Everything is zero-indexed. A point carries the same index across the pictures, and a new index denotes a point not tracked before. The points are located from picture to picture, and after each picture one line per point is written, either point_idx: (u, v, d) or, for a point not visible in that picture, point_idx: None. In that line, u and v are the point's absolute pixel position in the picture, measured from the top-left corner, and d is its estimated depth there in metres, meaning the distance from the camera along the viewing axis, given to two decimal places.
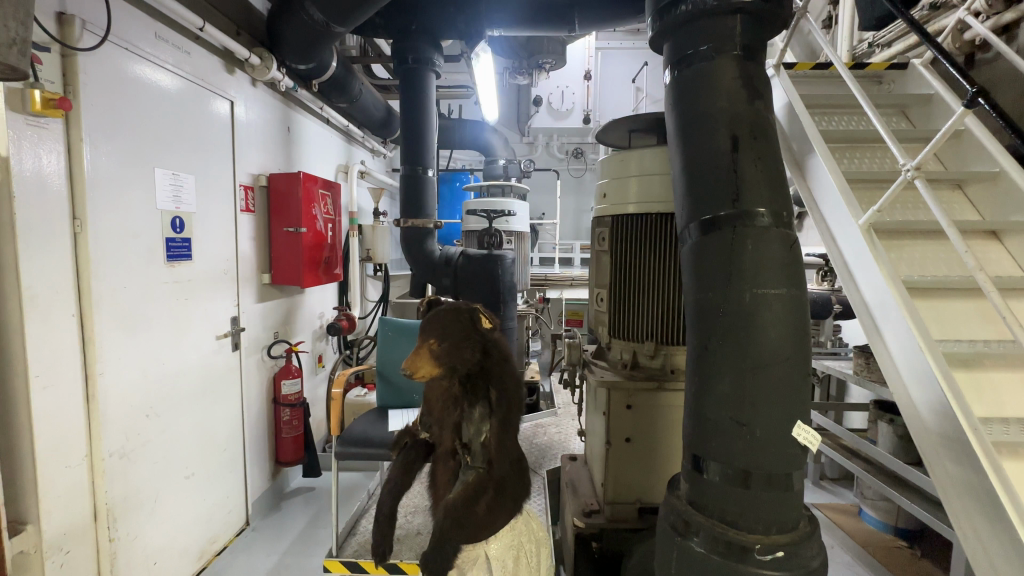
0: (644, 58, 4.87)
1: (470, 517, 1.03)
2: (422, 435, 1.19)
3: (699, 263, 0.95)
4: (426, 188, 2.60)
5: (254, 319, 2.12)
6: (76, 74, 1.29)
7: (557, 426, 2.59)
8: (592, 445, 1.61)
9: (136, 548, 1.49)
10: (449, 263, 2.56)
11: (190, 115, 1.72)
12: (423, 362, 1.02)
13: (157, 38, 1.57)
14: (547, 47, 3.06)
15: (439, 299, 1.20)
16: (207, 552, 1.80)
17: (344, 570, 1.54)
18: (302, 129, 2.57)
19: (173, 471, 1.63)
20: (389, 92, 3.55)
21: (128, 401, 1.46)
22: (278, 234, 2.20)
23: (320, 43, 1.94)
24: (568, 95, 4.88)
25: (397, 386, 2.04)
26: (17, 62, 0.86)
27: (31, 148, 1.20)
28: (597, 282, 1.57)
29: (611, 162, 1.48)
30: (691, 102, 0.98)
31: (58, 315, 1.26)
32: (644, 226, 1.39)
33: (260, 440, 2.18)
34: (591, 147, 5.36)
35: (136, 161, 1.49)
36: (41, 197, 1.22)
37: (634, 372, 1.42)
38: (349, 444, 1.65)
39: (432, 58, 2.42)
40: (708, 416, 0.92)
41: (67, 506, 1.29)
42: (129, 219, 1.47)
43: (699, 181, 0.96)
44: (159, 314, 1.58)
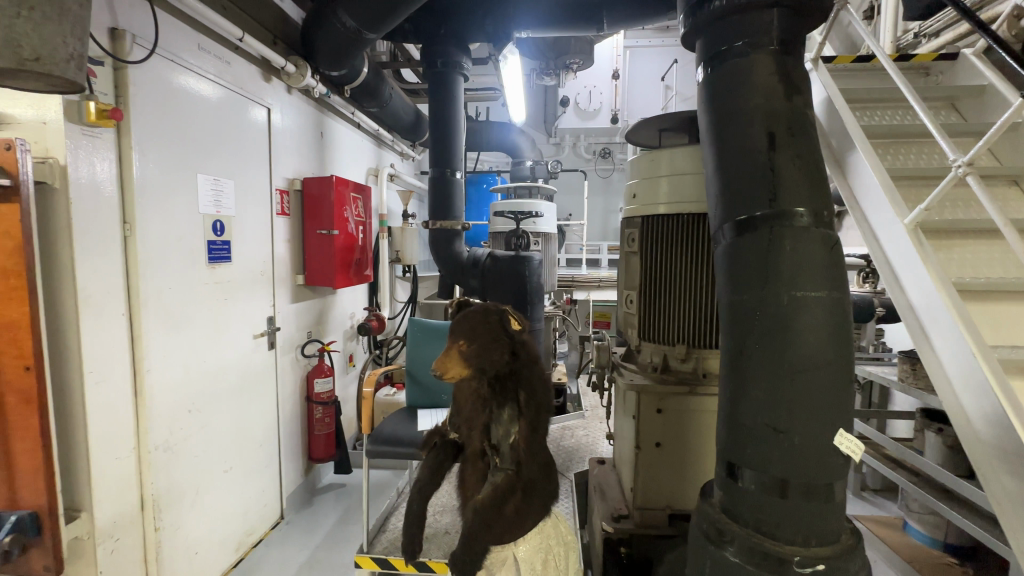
0: (674, 56, 4.79)
1: (499, 518, 1.03)
2: (452, 436, 1.20)
3: (734, 265, 0.92)
4: (454, 190, 2.62)
5: (289, 320, 2.19)
6: (127, 85, 1.36)
7: (585, 429, 2.57)
8: (621, 448, 1.58)
9: (179, 538, 1.56)
10: (476, 264, 2.57)
11: (230, 123, 1.78)
12: (453, 362, 1.03)
13: (200, 49, 1.64)
14: (574, 47, 3.04)
15: (469, 300, 1.21)
16: (244, 544, 1.87)
17: (374, 566, 1.56)
18: (334, 133, 2.63)
19: (213, 465, 1.70)
20: (418, 96, 3.60)
21: (172, 396, 1.53)
22: (311, 236, 2.26)
23: (352, 49, 1.98)
24: (596, 95, 4.85)
25: (426, 386, 2.07)
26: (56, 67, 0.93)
27: (88, 157, 1.26)
28: (627, 284, 1.53)
29: (640, 162, 1.46)
30: (725, 99, 0.96)
31: (109, 313, 1.33)
32: (676, 227, 1.37)
33: (294, 437, 2.24)
34: (620, 147, 5.31)
35: (180, 167, 1.56)
36: (96, 201, 1.29)
37: (665, 376, 1.39)
38: (379, 443, 1.68)
39: (460, 62, 2.44)
40: (743, 422, 0.89)
41: (117, 496, 1.36)
42: (174, 223, 1.54)
43: (734, 180, 0.93)
44: (200, 314, 1.65)
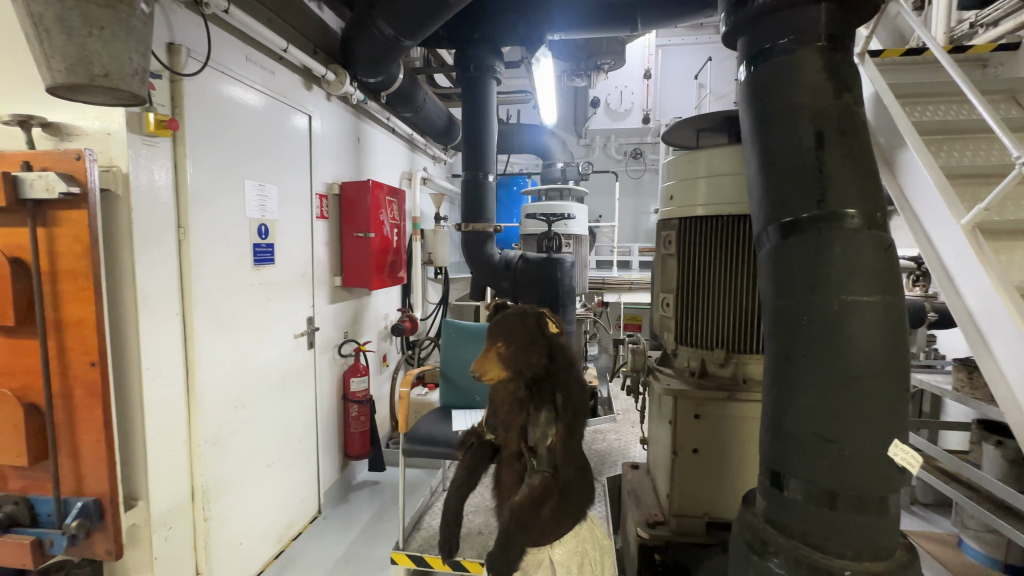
0: (708, 53, 4.69)
1: (536, 520, 1.03)
2: (488, 436, 1.21)
3: (779, 269, 0.90)
4: (486, 193, 2.64)
5: (327, 320, 2.26)
6: (182, 97, 1.43)
7: (616, 433, 2.55)
8: (656, 454, 1.56)
9: (226, 528, 1.63)
10: (508, 266, 2.58)
11: (274, 130, 1.86)
12: (491, 364, 1.05)
13: (248, 60, 1.71)
14: (606, 47, 3.02)
15: (505, 302, 1.22)
16: (284, 536, 1.93)
17: (410, 563, 1.59)
18: (370, 138, 2.70)
19: (256, 459, 1.77)
20: (450, 100, 3.65)
21: (221, 392, 1.60)
22: (348, 239, 2.33)
23: (390, 56, 2.02)
24: (627, 95, 4.81)
25: (460, 387, 2.09)
26: (119, 82, 1.01)
27: (147, 165, 1.33)
28: (663, 287, 1.51)
29: (678, 163, 1.43)
30: (769, 97, 0.93)
31: (165, 312, 1.40)
32: (715, 228, 1.34)
33: (331, 434, 2.31)
34: (651, 147, 5.23)
35: (229, 173, 1.63)
36: (154, 207, 1.36)
37: (703, 381, 1.36)
38: (413, 442, 1.71)
39: (493, 65, 2.46)
40: (789, 429, 0.87)
41: (170, 486, 1.43)
42: (223, 227, 1.61)
43: (779, 182, 0.91)
44: (246, 314, 1.72)
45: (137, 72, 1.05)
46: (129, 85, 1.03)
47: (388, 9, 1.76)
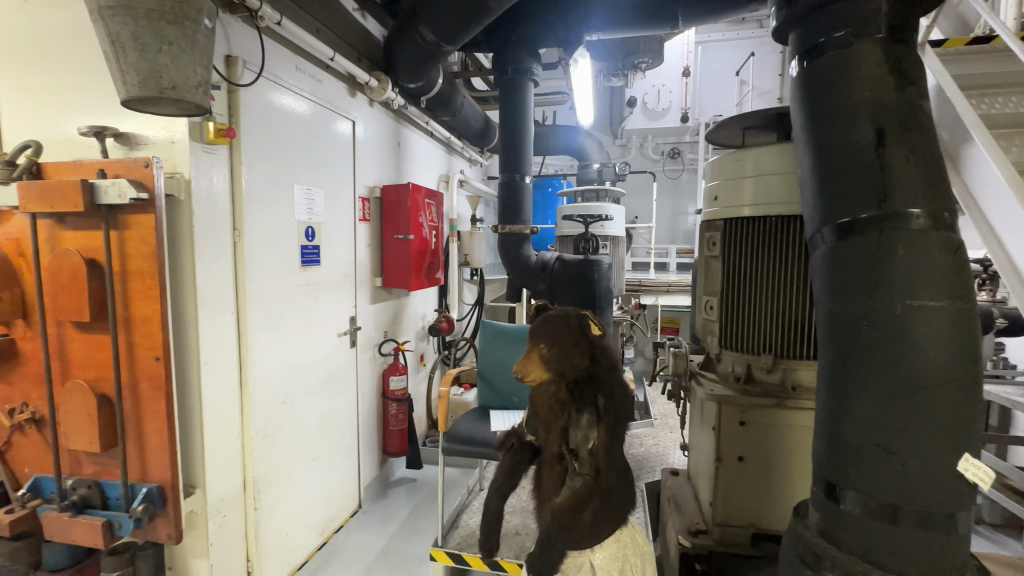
0: (750, 49, 4.56)
1: (577, 523, 1.03)
2: (528, 437, 1.21)
3: (835, 272, 0.86)
4: (522, 194, 2.65)
5: (368, 320, 2.32)
6: (238, 106, 1.51)
7: (654, 438, 2.51)
8: (698, 461, 1.52)
9: (274, 518, 1.70)
10: (545, 268, 2.57)
11: (320, 136, 1.92)
12: (533, 365, 1.05)
13: (297, 70, 1.78)
14: (644, 46, 2.97)
15: (546, 305, 1.22)
16: (327, 529, 2.00)
17: (449, 561, 1.60)
18: (409, 142, 2.76)
19: (302, 453, 1.84)
20: (486, 104, 3.69)
21: (271, 387, 1.67)
22: (389, 241, 2.39)
23: (430, 62, 2.06)
24: (665, 94, 4.72)
25: (497, 387, 2.11)
26: (183, 93, 1.07)
27: (207, 171, 1.41)
28: (706, 290, 1.47)
29: (722, 163, 1.39)
30: (825, 93, 0.89)
31: (221, 310, 1.48)
32: (762, 229, 1.29)
33: (371, 431, 2.37)
34: (689, 146, 5.13)
35: (279, 178, 1.70)
36: (213, 210, 1.44)
37: (749, 387, 1.31)
38: (453, 441, 1.72)
39: (530, 68, 2.47)
40: (846, 439, 0.83)
41: (225, 475, 1.50)
42: (274, 229, 1.68)
43: (835, 182, 0.87)
44: (294, 312, 1.79)
45: (200, 85, 1.11)
46: (193, 97, 1.10)
47: (430, 16, 1.79)
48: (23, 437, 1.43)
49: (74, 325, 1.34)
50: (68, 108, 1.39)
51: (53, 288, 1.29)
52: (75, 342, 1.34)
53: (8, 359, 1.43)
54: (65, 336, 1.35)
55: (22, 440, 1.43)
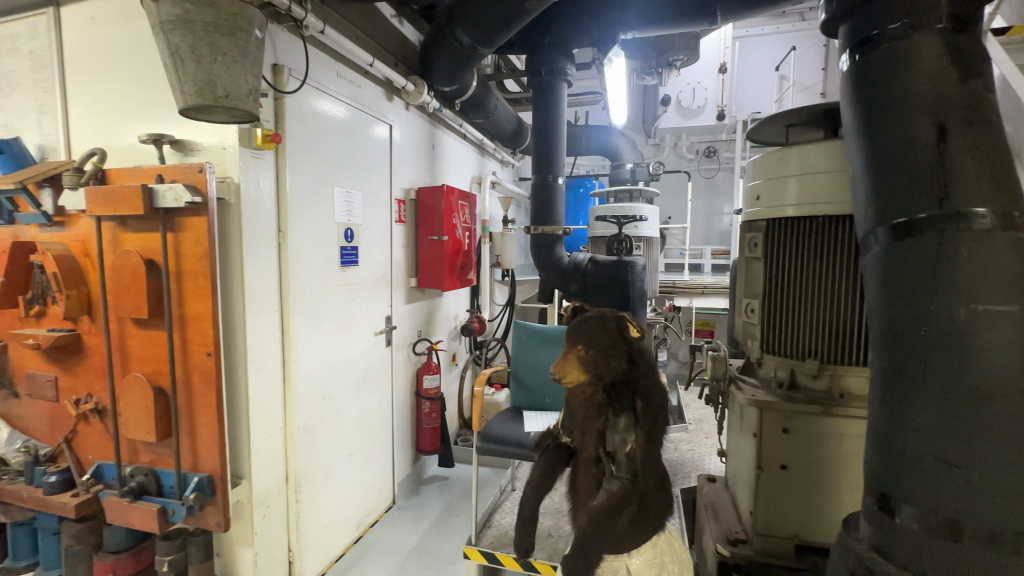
0: (791, 43, 4.42)
1: (614, 527, 1.02)
2: (564, 439, 1.21)
3: (889, 274, 0.82)
4: (555, 196, 2.64)
5: (403, 319, 2.37)
6: (283, 113, 1.56)
7: (689, 443, 2.46)
8: (737, 468, 1.48)
9: (314, 510, 1.75)
10: (578, 270, 2.55)
11: (359, 140, 1.97)
12: (571, 366, 1.04)
13: (338, 76, 1.84)
14: (679, 43, 2.91)
15: (584, 306, 1.23)
16: (363, 523, 2.05)
17: (483, 559, 1.61)
18: (444, 145, 2.80)
19: (340, 449, 1.89)
20: (519, 105, 3.70)
21: (312, 384, 1.73)
22: (423, 242, 2.43)
23: (466, 64, 2.09)
24: (700, 92, 4.62)
25: (530, 388, 2.11)
26: (235, 102, 1.12)
27: (255, 175, 1.47)
28: (747, 292, 1.42)
29: (766, 160, 1.33)
30: (880, 89, 0.85)
31: (267, 309, 1.54)
32: (808, 229, 1.23)
33: (405, 429, 2.41)
34: (726, 145, 5.00)
35: (321, 181, 1.76)
36: (260, 212, 1.50)
37: (792, 393, 1.26)
38: (487, 441, 1.73)
39: (564, 68, 2.47)
40: (900, 450, 0.78)
41: (270, 468, 1.56)
42: (315, 231, 1.74)
43: (890, 180, 0.82)
44: (334, 311, 1.85)
45: (250, 93, 1.16)
46: (244, 105, 1.15)
47: (466, 20, 1.81)
48: (87, 426, 1.54)
49: (133, 322, 1.42)
50: (129, 118, 1.48)
51: (115, 286, 1.38)
52: (134, 337, 1.43)
53: (75, 352, 1.53)
54: (126, 332, 1.44)
55: (87, 428, 1.54)
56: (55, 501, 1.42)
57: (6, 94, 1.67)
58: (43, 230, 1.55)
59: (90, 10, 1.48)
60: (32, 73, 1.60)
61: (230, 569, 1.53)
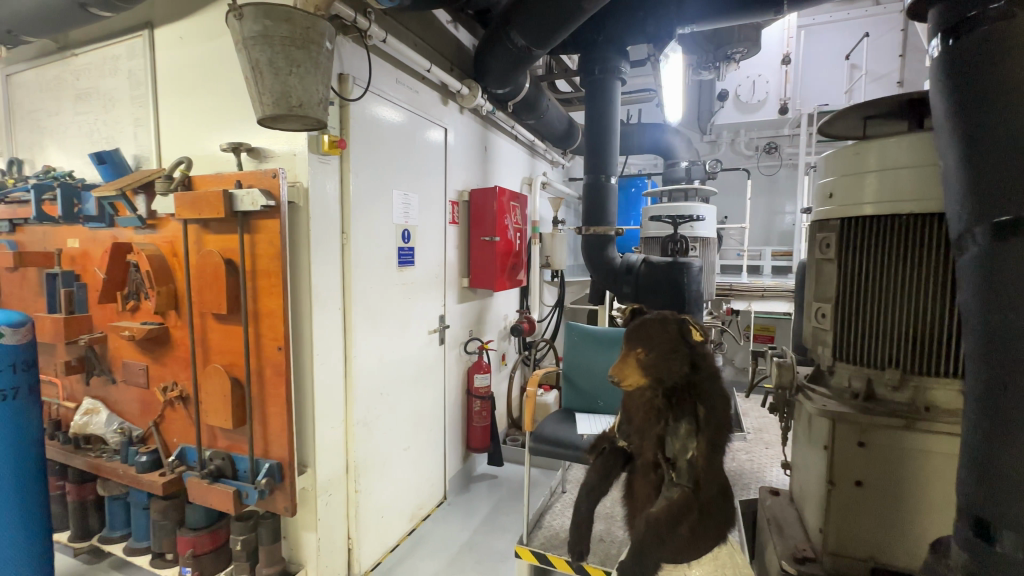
0: (863, 29, 4.14)
1: (673, 536, 0.99)
2: (621, 443, 1.19)
3: (987, 278, 0.72)
4: (608, 196, 2.61)
5: (456, 319, 2.42)
6: (348, 119, 1.63)
7: (749, 453, 2.35)
8: (805, 481, 1.39)
9: (371, 501, 1.82)
10: (631, 271, 2.50)
11: (414, 143, 2.03)
12: (630, 369, 1.04)
13: (397, 83, 1.90)
14: (738, 35, 2.79)
15: (642, 308, 1.20)
16: (415, 516, 2.10)
17: (534, 560, 1.61)
18: (496, 147, 2.84)
19: (395, 443, 1.95)
20: (570, 105, 3.68)
21: (371, 379, 1.80)
22: (476, 243, 2.47)
23: (520, 66, 2.10)
24: (761, 85, 4.38)
25: (582, 390, 2.09)
26: (307, 111, 1.19)
27: (322, 180, 1.54)
28: (817, 296, 1.33)
29: (841, 155, 1.24)
30: (976, 75, 0.73)
31: (331, 307, 1.61)
32: (889, 229, 1.14)
33: (457, 426, 2.46)
34: (789, 140, 4.75)
35: (381, 184, 1.82)
36: (326, 215, 1.57)
37: (869, 405, 1.17)
38: (539, 441, 1.73)
39: (618, 66, 2.43)
40: (1000, 470, 0.71)
41: (332, 458, 1.64)
42: (375, 232, 1.80)
43: (988, 176, 0.72)
44: (392, 310, 1.91)
45: (320, 101, 1.23)
46: (315, 113, 1.22)
47: (522, 22, 1.83)
48: (173, 411, 1.68)
49: (213, 317, 1.54)
50: (212, 128, 1.60)
51: (199, 284, 1.50)
52: (214, 331, 1.55)
53: (163, 343, 1.68)
54: (207, 326, 1.56)
55: (173, 413, 1.68)
56: (146, 478, 1.56)
57: (107, 109, 1.85)
58: (139, 232, 1.71)
59: (180, 31, 1.62)
60: (130, 90, 1.77)
61: (295, 552, 1.62)
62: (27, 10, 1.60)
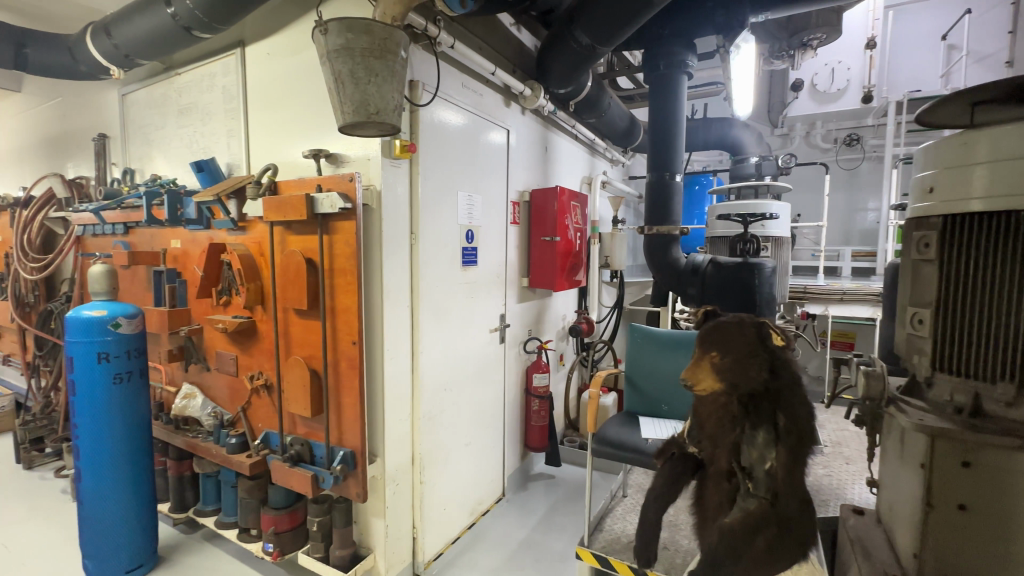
0: (965, 6, 3.76)
1: (749, 549, 0.95)
2: (691, 449, 1.16)
3: None
4: (672, 194, 2.53)
5: (516, 318, 2.45)
6: (418, 124, 1.70)
7: (827, 468, 2.20)
8: (895, 502, 1.28)
9: (435, 493, 1.88)
10: (697, 272, 2.40)
11: (478, 145, 2.07)
12: (704, 373, 1.01)
13: (463, 87, 1.95)
14: (816, 20, 2.60)
15: (715, 311, 1.16)
16: (476, 511, 2.15)
17: (595, 562, 1.60)
18: (556, 147, 2.84)
19: (457, 438, 2.00)
20: (632, 102, 3.60)
21: (437, 375, 1.86)
22: (536, 243, 2.48)
23: (584, 64, 2.07)
24: (841, 72, 4.08)
25: (645, 393, 2.04)
26: (382, 117, 1.26)
27: (394, 182, 1.61)
28: (913, 301, 1.21)
29: (944, 147, 1.12)
30: None
31: (400, 304, 1.68)
32: (1004, 227, 1.02)
33: (515, 424, 2.49)
34: (873, 130, 4.38)
35: (447, 186, 1.88)
36: (396, 216, 1.63)
37: (976, 422, 1.05)
38: (603, 444, 1.72)
39: (685, 60, 2.35)
40: None
41: (399, 450, 1.71)
42: (440, 232, 1.85)
43: None
44: (456, 308, 1.96)
45: (394, 108, 1.29)
46: (390, 119, 1.28)
47: (587, 21, 1.81)
48: (259, 399, 1.82)
49: (295, 312, 1.66)
50: (296, 136, 1.72)
51: (283, 281, 1.62)
52: (295, 325, 1.67)
53: (251, 335, 1.82)
54: (289, 321, 1.68)
55: (259, 400, 1.82)
56: (236, 459, 1.71)
57: (204, 122, 2.04)
58: (231, 234, 1.87)
59: (268, 47, 1.76)
60: (225, 104, 1.94)
61: (365, 536, 1.70)
62: (143, 37, 1.79)
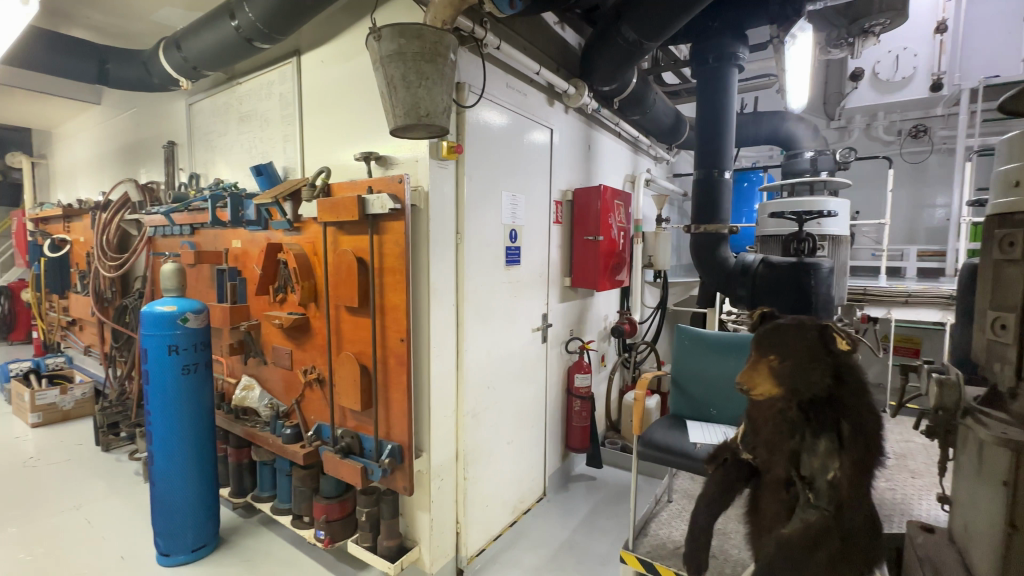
0: None
1: (810, 563, 0.91)
2: (745, 456, 1.12)
3: None
4: (721, 192, 2.45)
5: (558, 318, 2.44)
6: (464, 126, 1.73)
7: (890, 481, 2.06)
8: (971, 522, 1.18)
9: (478, 490, 1.90)
10: (746, 272, 2.29)
11: (521, 145, 2.08)
12: (762, 378, 0.97)
13: (507, 87, 1.96)
14: (878, 5, 2.42)
15: (772, 313, 1.12)
16: (517, 509, 2.16)
17: (640, 567, 1.58)
18: (599, 145, 2.81)
19: (500, 436, 2.02)
20: (677, 98, 3.51)
21: (480, 372, 1.88)
22: (578, 242, 2.47)
23: (630, 60, 2.04)
24: (907, 59, 3.82)
25: (692, 396, 1.99)
26: (432, 120, 1.29)
27: (440, 183, 1.64)
28: (995, 305, 1.12)
29: None
30: None
31: (445, 303, 1.71)
32: None
33: (556, 424, 2.49)
34: (943, 120, 4.07)
35: (491, 186, 1.90)
36: (443, 216, 1.66)
37: None
38: (648, 447, 1.69)
39: (735, 52, 2.27)
40: None
41: (444, 446, 1.74)
42: (485, 232, 1.88)
43: None
44: (499, 307, 1.98)
45: (443, 111, 1.31)
46: (439, 121, 1.30)
47: (634, 17, 1.78)
48: (312, 392, 1.90)
49: (346, 309, 1.73)
50: (348, 140, 1.78)
51: (335, 279, 1.68)
52: (346, 321, 1.73)
53: (305, 331, 1.91)
54: (341, 317, 1.75)
55: (311, 394, 1.91)
56: (290, 449, 1.79)
57: (263, 127, 2.15)
58: (287, 234, 1.96)
59: (323, 55, 1.83)
60: (281, 110, 2.03)
61: (411, 529, 1.75)
62: (209, 49, 1.91)
